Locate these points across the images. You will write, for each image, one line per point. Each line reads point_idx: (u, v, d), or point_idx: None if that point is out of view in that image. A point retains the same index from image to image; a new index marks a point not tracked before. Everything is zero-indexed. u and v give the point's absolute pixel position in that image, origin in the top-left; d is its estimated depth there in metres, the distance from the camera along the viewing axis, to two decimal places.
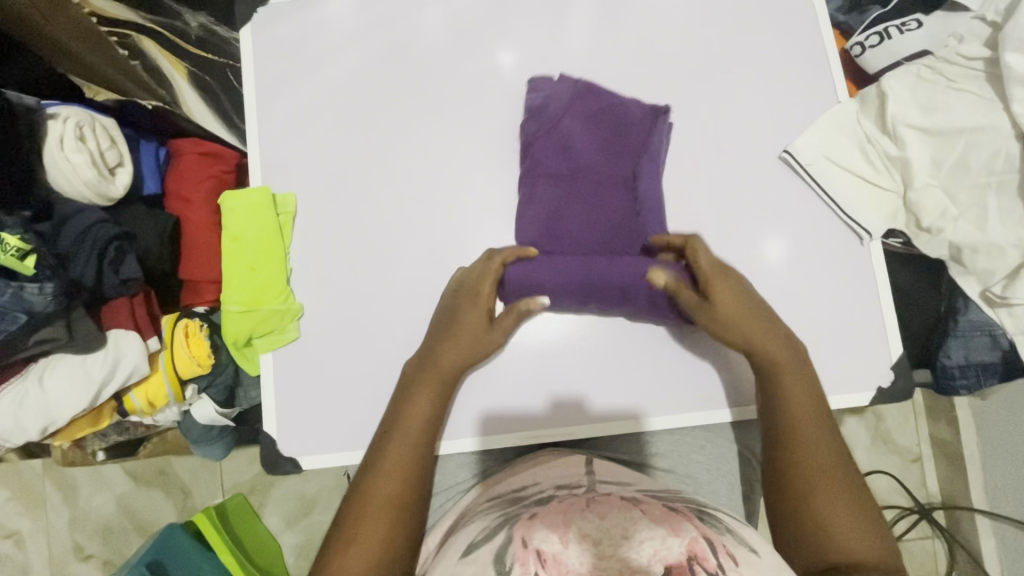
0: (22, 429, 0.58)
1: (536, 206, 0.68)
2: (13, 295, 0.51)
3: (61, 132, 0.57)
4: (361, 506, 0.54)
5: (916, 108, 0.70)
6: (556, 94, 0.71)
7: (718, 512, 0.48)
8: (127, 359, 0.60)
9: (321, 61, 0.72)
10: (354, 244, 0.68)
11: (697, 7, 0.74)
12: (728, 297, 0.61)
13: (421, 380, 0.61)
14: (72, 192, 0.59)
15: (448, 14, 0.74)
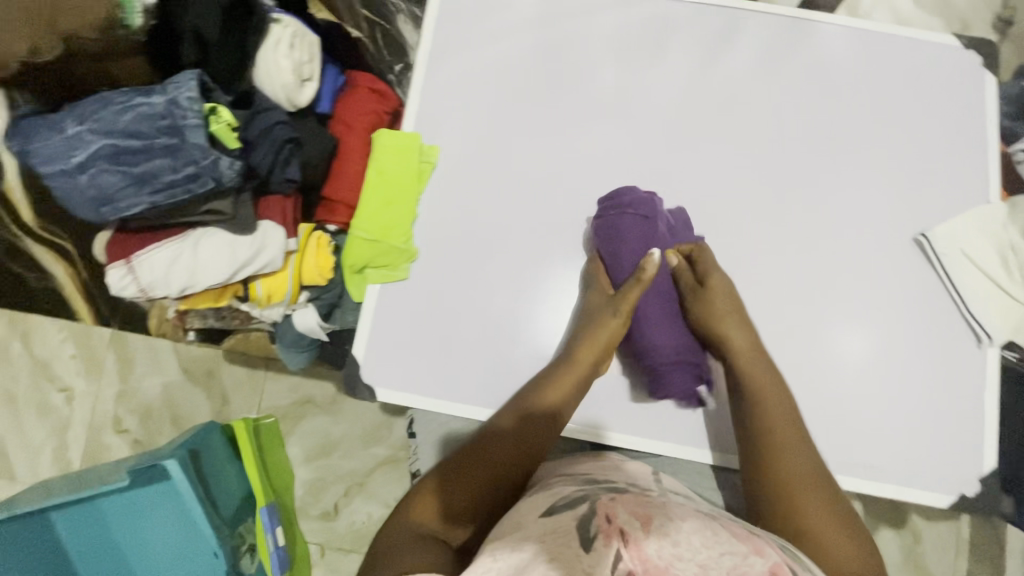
0: (167, 282, 0.62)
1: (621, 222, 0.68)
2: (210, 161, 0.55)
3: (277, 37, 0.64)
4: (465, 458, 0.57)
5: None
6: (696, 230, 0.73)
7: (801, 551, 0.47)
8: (270, 249, 0.64)
9: (497, 36, 0.77)
10: (483, 208, 0.72)
11: (865, 76, 0.75)
12: (717, 294, 0.67)
13: (556, 382, 0.63)
14: (268, 91, 0.64)
15: (623, 24, 0.78)
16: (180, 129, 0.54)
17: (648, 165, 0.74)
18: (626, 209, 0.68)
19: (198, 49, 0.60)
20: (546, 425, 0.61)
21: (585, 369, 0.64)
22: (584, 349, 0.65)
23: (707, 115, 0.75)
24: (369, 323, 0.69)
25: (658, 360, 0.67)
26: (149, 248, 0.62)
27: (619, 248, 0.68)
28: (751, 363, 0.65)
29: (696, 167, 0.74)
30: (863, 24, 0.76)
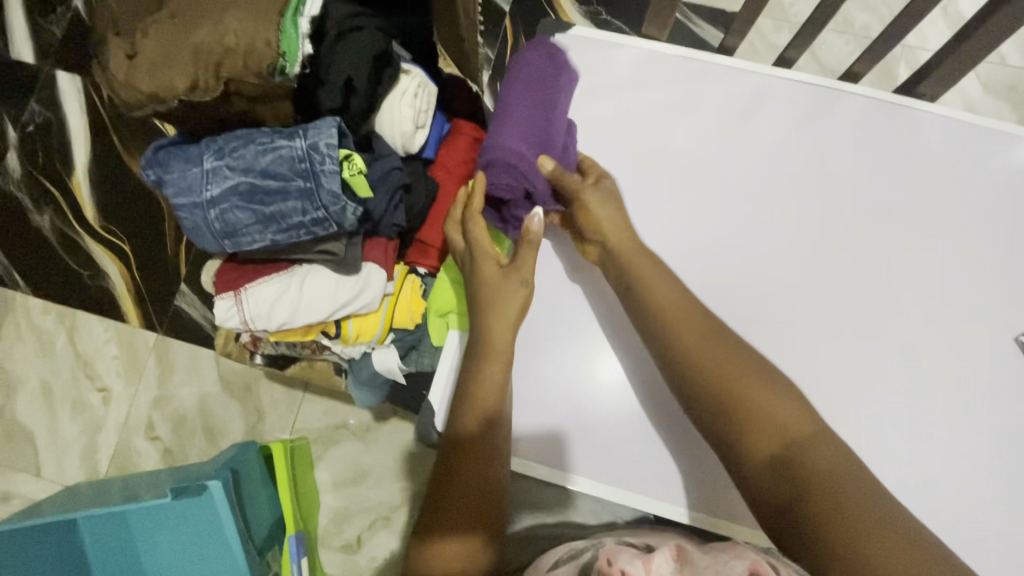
0: (269, 316, 0.63)
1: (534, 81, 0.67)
2: (340, 208, 0.56)
3: (407, 87, 0.64)
4: (438, 483, 0.56)
5: None
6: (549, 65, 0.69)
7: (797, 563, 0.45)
8: (372, 290, 0.64)
9: (599, 97, 0.78)
10: (577, 266, 0.71)
11: (965, 169, 0.74)
12: (648, 272, 0.64)
13: (487, 356, 0.60)
14: (386, 134, 0.66)
15: (724, 95, 0.77)
16: (316, 174, 0.54)
17: (738, 238, 0.74)
18: (534, 61, 0.69)
19: (342, 96, 0.58)
20: (491, 407, 0.59)
21: (504, 350, 0.61)
22: (491, 324, 0.62)
23: (801, 192, 0.75)
24: (446, 370, 0.66)
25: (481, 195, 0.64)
26: (258, 281, 0.62)
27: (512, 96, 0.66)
28: (703, 351, 0.58)
29: (786, 242, 0.73)
30: (970, 117, 0.75)
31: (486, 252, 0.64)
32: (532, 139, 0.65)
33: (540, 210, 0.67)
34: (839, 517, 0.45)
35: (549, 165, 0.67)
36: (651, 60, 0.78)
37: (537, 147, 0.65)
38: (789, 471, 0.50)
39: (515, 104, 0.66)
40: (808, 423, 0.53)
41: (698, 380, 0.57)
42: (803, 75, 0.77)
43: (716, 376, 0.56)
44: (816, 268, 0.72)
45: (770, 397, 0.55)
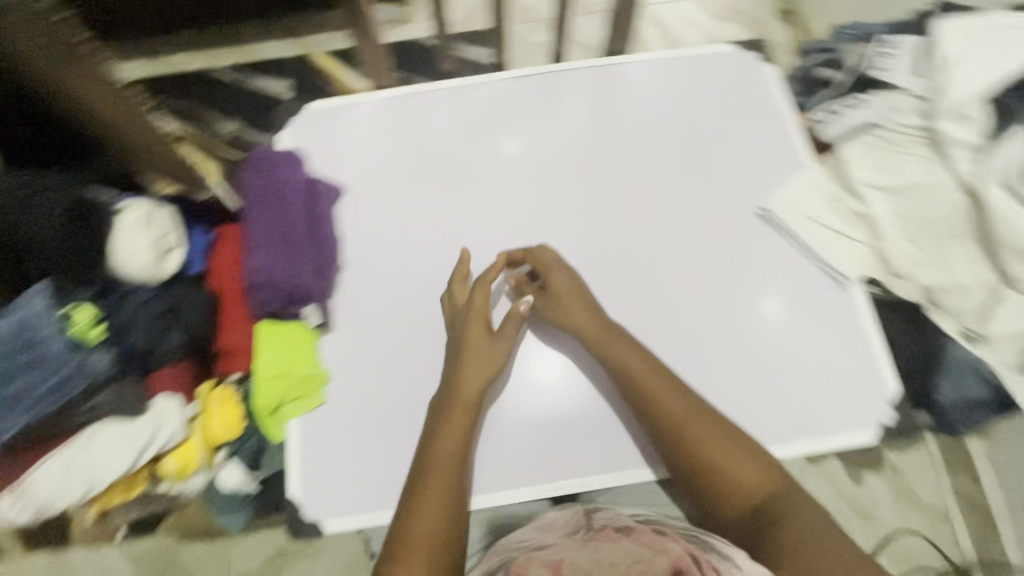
0: (67, 490, 0.64)
1: (263, 185, 0.74)
2: (77, 363, 0.64)
3: (126, 222, 0.65)
4: (397, 549, 0.50)
5: (875, 171, 0.74)
6: (276, 165, 0.75)
7: (707, 538, 0.51)
8: (167, 423, 0.66)
9: (348, 153, 0.82)
10: (381, 310, 0.74)
11: (673, 96, 0.85)
12: (577, 309, 0.69)
13: (449, 417, 0.61)
14: (130, 274, 0.66)
15: (458, 113, 0.85)
16: (34, 344, 0.64)
17: (516, 225, 0.79)
18: (261, 166, 0.75)
19: (45, 263, 0.64)
20: (453, 481, 0.56)
21: (460, 418, 0.61)
22: (467, 378, 0.64)
23: (552, 166, 0.82)
24: (298, 459, 0.69)
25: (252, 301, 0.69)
26: (32, 469, 0.64)
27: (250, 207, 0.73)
28: (658, 386, 0.62)
29: (557, 212, 0.80)
30: (660, 54, 0.87)
31: (470, 318, 0.68)
32: (281, 243, 0.71)
33: (300, 281, 0.70)
34: (776, 524, 0.50)
35: (294, 242, 0.71)
36: (384, 107, 0.85)
37: (287, 247, 0.71)
38: (756, 515, 0.52)
39: (254, 215, 0.72)
40: (735, 439, 0.58)
41: (648, 396, 0.62)
42: (519, 71, 0.87)
43: (688, 426, 0.59)
44: (591, 223, 0.79)
45: (685, 403, 0.60)
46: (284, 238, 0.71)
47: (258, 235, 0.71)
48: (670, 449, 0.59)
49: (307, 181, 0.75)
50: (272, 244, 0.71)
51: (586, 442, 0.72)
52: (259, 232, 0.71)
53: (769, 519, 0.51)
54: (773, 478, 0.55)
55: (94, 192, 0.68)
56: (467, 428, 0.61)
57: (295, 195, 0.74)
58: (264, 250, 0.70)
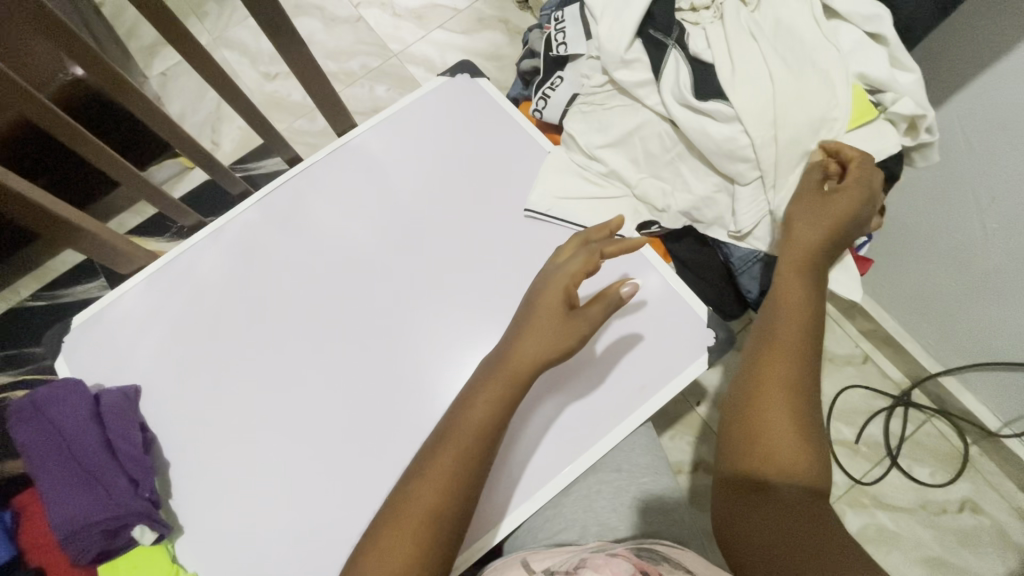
0: None
1: (41, 431, 0.69)
2: None
3: None
4: (401, 511, 0.59)
5: (596, 134, 0.79)
6: (46, 400, 0.70)
7: (655, 545, 0.60)
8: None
9: (133, 347, 0.79)
10: (223, 485, 0.72)
11: (411, 146, 0.88)
12: (844, 196, 0.61)
13: (489, 380, 0.65)
14: None
15: (222, 254, 0.83)
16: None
17: (320, 332, 0.78)
18: (32, 411, 0.70)
19: None
20: (453, 469, 0.61)
21: (490, 417, 0.63)
22: (526, 350, 0.65)
23: (331, 261, 0.82)
24: None
25: (86, 555, 0.65)
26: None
27: (36, 463, 0.67)
28: (786, 283, 0.62)
29: (353, 301, 0.80)
30: (383, 114, 0.90)
31: (554, 282, 0.68)
32: (83, 481, 0.66)
33: (113, 510, 0.65)
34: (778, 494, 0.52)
35: (96, 473, 0.67)
36: (147, 285, 0.82)
37: (91, 480, 0.66)
38: (790, 475, 0.54)
39: (42, 466, 0.67)
40: (798, 396, 0.57)
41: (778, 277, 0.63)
42: (265, 189, 0.87)
43: (780, 275, 0.63)
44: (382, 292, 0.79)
45: (801, 330, 0.60)
46: (84, 473, 0.67)
47: (52, 487, 0.66)
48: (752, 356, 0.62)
49: (89, 401, 0.71)
50: (72, 486, 0.66)
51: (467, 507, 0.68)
52: (53, 482, 0.66)
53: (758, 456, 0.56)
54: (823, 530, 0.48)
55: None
56: (505, 397, 0.64)
57: (78, 422, 0.69)
58: (65, 498, 0.65)
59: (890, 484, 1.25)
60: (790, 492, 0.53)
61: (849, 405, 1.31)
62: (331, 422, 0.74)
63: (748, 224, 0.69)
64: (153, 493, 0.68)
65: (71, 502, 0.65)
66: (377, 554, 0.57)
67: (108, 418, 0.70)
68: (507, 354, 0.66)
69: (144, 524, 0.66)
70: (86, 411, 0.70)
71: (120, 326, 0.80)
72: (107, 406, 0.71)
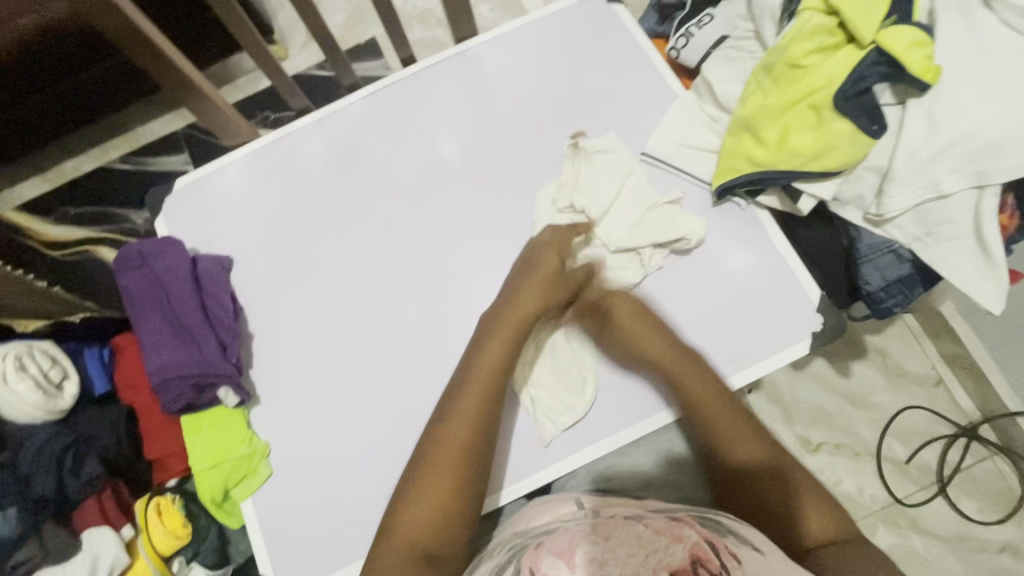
0: None
1: (144, 285, 0.71)
2: None
3: (3, 370, 0.67)
4: (429, 460, 0.60)
5: (738, 83, 0.72)
6: (151, 255, 0.72)
7: (720, 517, 0.56)
8: (104, 555, 0.66)
9: (230, 221, 0.80)
10: (303, 368, 0.74)
11: (529, 65, 0.83)
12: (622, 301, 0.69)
13: (499, 326, 0.66)
14: (25, 417, 0.67)
15: (325, 145, 0.82)
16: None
17: (411, 240, 0.77)
18: (136, 263, 0.72)
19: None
20: (474, 420, 0.61)
21: (503, 355, 0.64)
22: (523, 298, 0.67)
23: (432, 171, 0.80)
24: (261, 540, 0.68)
25: (174, 406, 0.68)
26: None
27: (138, 312, 0.70)
28: (644, 339, 0.67)
29: (448, 215, 0.78)
30: (506, 27, 0.85)
31: (546, 245, 0.70)
32: (180, 338, 0.69)
33: (203, 368, 0.68)
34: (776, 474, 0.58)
35: (190, 330, 0.69)
36: (249, 163, 0.82)
37: (187, 338, 0.69)
38: (819, 546, 0.53)
39: (144, 318, 0.70)
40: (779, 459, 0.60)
41: (647, 358, 0.67)
42: (374, 86, 0.84)
43: (637, 345, 0.67)
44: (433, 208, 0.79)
45: (730, 409, 0.63)
46: (181, 331, 0.69)
47: (151, 340, 0.69)
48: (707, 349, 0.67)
49: (188, 262, 0.73)
50: (170, 342, 0.69)
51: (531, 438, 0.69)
52: (152, 335, 0.69)
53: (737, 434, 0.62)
54: (841, 519, 0.55)
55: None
56: (512, 344, 0.65)
57: (177, 281, 0.71)
58: (164, 351, 0.68)
59: (934, 510, 1.21)
60: (815, 539, 0.53)
61: (909, 425, 1.25)
62: (412, 329, 0.74)
63: (896, 210, 0.62)
64: (238, 360, 0.70)
65: (169, 356, 0.68)
66: (420, 501, 0.58)
67: (205, 283, 0.72)
68: (506, 301, 0.68)
69: (229, 387, 0.69)
70: (185, 273, 0.72)
71: (217, 201, 0.81)
72: (204, 271, 0.73)
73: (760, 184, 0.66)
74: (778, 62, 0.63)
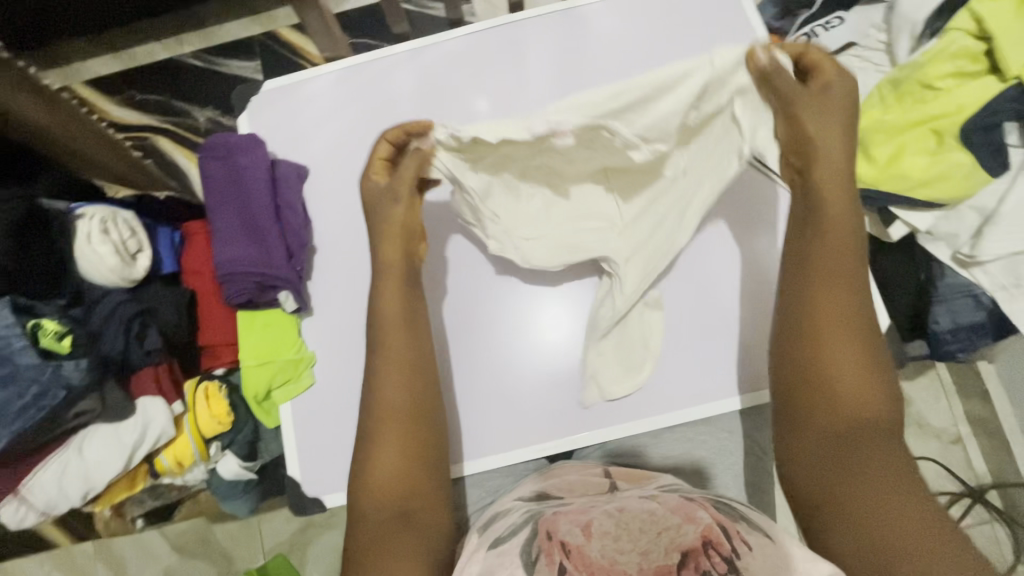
0: (66, 495, 0.68)
1: (224, 178, 0.72)
2: (52, 373, 0.63)
3: (88, 228, 0.67)
4: (374, 418, 0.58)
5: (852, 95, 0.70)
6: (235, 148, 0.73)
7: (737, 502, 0.52)
8: (156, 422, 0.69)
9: (311, 132, 0.80)
10: (358, 289, 0.74)
11: (637, 35, 0.80)
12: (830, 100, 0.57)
13: (385, 281, 0.62)
14: (101, 279, 0.69)
15: (417, 76, 0.81)
16: (8, 358, 0.62)
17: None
18: (220, 155, 0.73)
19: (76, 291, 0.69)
20: (407, 367, 0.60)
21: (400, 319, 0.61)
22: (386, 251, 0.63)
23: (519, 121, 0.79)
24: (295, 444, 0.70)
25: (236, 301, 0.71)
26: (34, 471, 0.67)
27: (217, 203, 0.72)
28: (833, 179, 0.55)
29: None
30: None
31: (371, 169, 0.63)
32: (255, 238, 0.71)
33: (269, 269, 0.69)
34: (841, 458, 0.48)
35: (263, 232, 0.71)
36: (340, 79, 0.81)
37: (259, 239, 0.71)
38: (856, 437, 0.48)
39: (222, 212, 0.72)
40: (868, 339, 0.52)
41: (820, 196, 0.55)
42: (477, 27, 0.82)
43: (819, 195, 0.55)
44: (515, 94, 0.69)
45: (845, 301, 0.53)
46: (256, 231, 0.72)
47: (226, 235, 0.71)
48: (795, 225, 0.58)
49: (267, 163, 0.73)
50: (244, 240, 0.71)
51: (559, 407, 0.68)
52: (229, 229, 0.72)
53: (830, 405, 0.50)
54: (881, 407, 0.50)
55: (49, 203, 0.70)
56: (406, 292, 0.62)
57: (256, 180, 0.72)
58: (238, 247, 0.71)
59: None
60: (843, 428, 0.49)
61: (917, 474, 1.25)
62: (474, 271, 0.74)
63: (991, 254, 0.62)
64: (301, 269, 0.72)
65: (242, 252, 0.71)
66: (382, 460, 0.55)
67: (279, 187, 0.72)
68: (378, 261, 0.63)
69: (287, 294, 0.70)
70: (265, 173, 0.72)
71: (302, 109, 0.81)
72: (281, 173, 0.72)
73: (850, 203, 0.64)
74: (909, 79, 0.62)
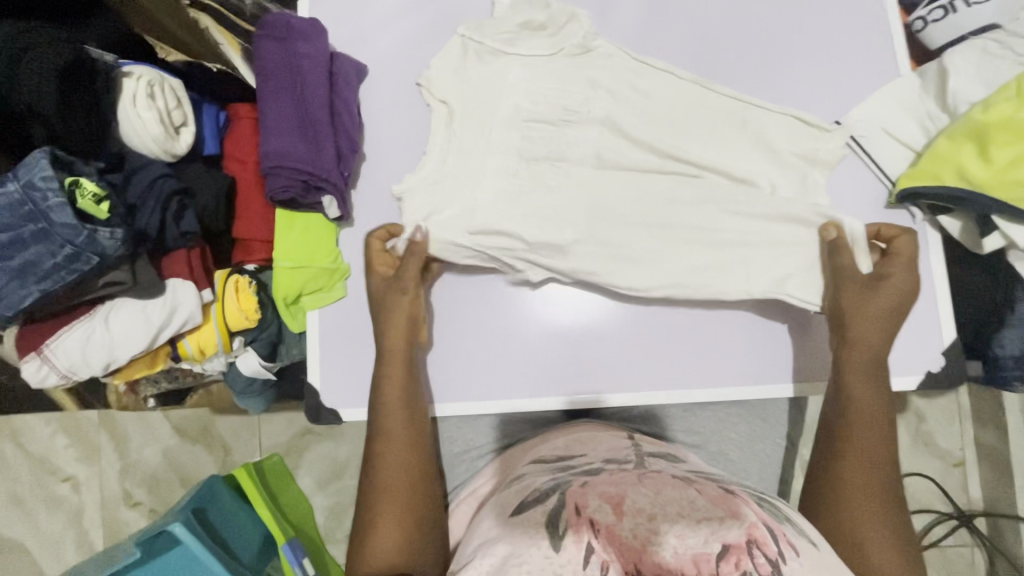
0: (88, 363, 0.67)
1: (275, 62, 0.67)
2: (87, 236, 0.56)
3: (134, 90, 0.62)
4: (371, 501, 0.56)
5: (979, 85, 0.63)
6: (293, 32, 0.67)
7: (776, 499, 0.47)
8: (184, 306, 0.68)
9: (377, 28, 0.73)
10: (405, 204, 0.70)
11: None
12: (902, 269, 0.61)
13: (390, 368, 0.62)
14: (142, 147, 0.65)
15: None
16: (44, 213, 0.56)
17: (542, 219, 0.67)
18: (274, 36, 0.67)
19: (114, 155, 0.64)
20: (407, 430, 0.60)
21: (409, 350, 0.62)
22: (395, 324, 0.63)
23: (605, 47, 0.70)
24: (318, 353, 0.68)
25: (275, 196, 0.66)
26: (59, 334, 0.66)
27: (265, 87, 0.67)
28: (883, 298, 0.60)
29: None
30: None
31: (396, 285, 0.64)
32: (303, 131, 0.66)
33: (318, 168, 0.65)
34: None
35: (311, 126, 0.66)
36: None
37: (309, 134, 0.66)
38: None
39: (269, 98, 0.66)
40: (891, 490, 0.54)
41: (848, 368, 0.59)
42: None
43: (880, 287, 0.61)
44: (550, 41, 0.68)
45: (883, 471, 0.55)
46: (303, 124, 0.66)
47: (272, 126, 0.66)
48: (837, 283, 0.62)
49: (326, 56, 0.68)
50: (291, 133, 0.66)
51: (577, 366, 0.67)
52: (274, 120, 0.66)
53: (840, 434, 0.57)
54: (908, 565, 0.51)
55: (95, 52, 0.63)
56: (411, 376, 0.62)
57: (314, 71, 0.67)
58: (283, 138, 0.65)
59: None
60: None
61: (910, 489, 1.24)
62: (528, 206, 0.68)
63: None
64: (348, 175, 0.68)
65: (288, 144, 0.65)
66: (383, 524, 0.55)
67: (338, 84, 0.68)
68: (386, 329, 0.63)
69: (331, 196, 0.66)
70: (325, 67, 0.67)
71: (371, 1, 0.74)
72: (341, 70, 0.69)
73: (947, 203, 0.60)
74: None
